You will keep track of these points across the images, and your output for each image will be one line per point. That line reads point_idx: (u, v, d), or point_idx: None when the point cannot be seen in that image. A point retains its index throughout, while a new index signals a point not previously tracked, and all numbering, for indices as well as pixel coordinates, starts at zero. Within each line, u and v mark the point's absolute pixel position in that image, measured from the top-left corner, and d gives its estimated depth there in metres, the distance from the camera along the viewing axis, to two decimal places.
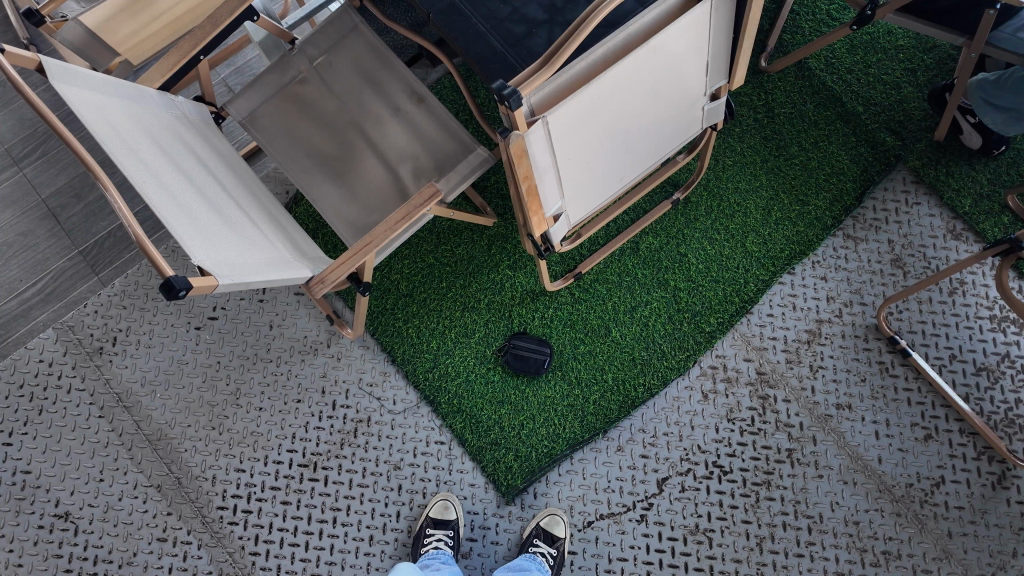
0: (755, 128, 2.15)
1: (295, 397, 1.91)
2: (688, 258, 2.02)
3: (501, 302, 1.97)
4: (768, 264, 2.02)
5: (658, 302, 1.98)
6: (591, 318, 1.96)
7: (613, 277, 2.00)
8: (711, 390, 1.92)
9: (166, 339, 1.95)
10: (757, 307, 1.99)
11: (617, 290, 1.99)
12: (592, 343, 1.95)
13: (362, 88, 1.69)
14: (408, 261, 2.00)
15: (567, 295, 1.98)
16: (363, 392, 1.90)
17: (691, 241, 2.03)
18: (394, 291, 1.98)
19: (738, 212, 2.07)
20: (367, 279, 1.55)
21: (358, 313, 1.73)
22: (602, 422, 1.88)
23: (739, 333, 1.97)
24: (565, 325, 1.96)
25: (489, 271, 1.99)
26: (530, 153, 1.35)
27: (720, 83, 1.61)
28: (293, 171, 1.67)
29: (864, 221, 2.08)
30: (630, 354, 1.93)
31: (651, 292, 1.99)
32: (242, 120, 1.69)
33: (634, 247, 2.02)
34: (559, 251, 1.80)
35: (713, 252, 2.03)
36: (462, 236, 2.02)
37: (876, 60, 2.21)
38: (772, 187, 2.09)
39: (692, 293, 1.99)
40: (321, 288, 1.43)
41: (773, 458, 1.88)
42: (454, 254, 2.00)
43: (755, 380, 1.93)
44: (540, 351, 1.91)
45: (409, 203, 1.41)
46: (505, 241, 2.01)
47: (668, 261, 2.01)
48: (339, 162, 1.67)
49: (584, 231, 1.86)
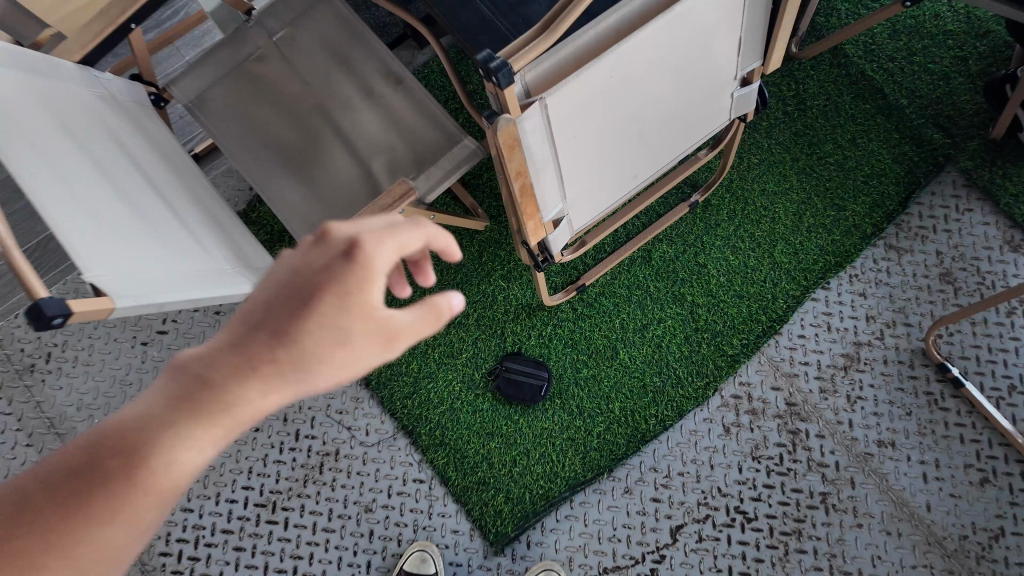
0: (785, 123, 1.90)
1: (253, 426, 1.65)
2: (707, 269, 1.76)
3: (493, 318, 1.72)
4: (799, 277, 1.76)
5: (673, 320, 1.72)
6: (595, 338, 1.71)
7: (621, 290, 1.74)
8: (734, 423, 1.66)
9: (108, 357, 1.70)
10: (787, 327, 1.73)
11: (626, 305, 1.73)
12: (595, 367, 1.69)
13: (330, 67, 1.44)
14: None
15: (568, 310, 1.73)
16: (331, 420, 1.65)
17: (712, 250, 1.78)
18: None
19: (766, 217, 1.81)
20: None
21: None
22: (607, 459, 1.62)
23: (766, 357, 1.71)
24: (564, 345, 1.71)
25: (478, 282, 1.74)
26: (525, 145, 1.09)
27: (753, 66, 1.36)
28: (246, 164, 1.42)
29: (908, 229, 1.82)
30: (641, 381, 1.68)
31: (664, 308, 1.73)
32: (188, 103, 1.44)
33: (645, 255, 1.77)
34: (559, 262, 1.53)
35: (737, 264, 1.77)
36: (449, 241, 1.77)
37: (921, 47, 1.95)
38: (803, 190, 1.85)
39: (711, 310, 1.73)
40: None
41: (804, 503, 1.62)
42: (439, 262, 1.76)
43: (784, 413, 1.68)
44: (535, 374, 1.66)
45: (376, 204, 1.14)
46: (497, 248, 1.76)
47: (685, 272, 1.76)
48: (302, 154, 1.42)
49: (588, 240, 1.58)
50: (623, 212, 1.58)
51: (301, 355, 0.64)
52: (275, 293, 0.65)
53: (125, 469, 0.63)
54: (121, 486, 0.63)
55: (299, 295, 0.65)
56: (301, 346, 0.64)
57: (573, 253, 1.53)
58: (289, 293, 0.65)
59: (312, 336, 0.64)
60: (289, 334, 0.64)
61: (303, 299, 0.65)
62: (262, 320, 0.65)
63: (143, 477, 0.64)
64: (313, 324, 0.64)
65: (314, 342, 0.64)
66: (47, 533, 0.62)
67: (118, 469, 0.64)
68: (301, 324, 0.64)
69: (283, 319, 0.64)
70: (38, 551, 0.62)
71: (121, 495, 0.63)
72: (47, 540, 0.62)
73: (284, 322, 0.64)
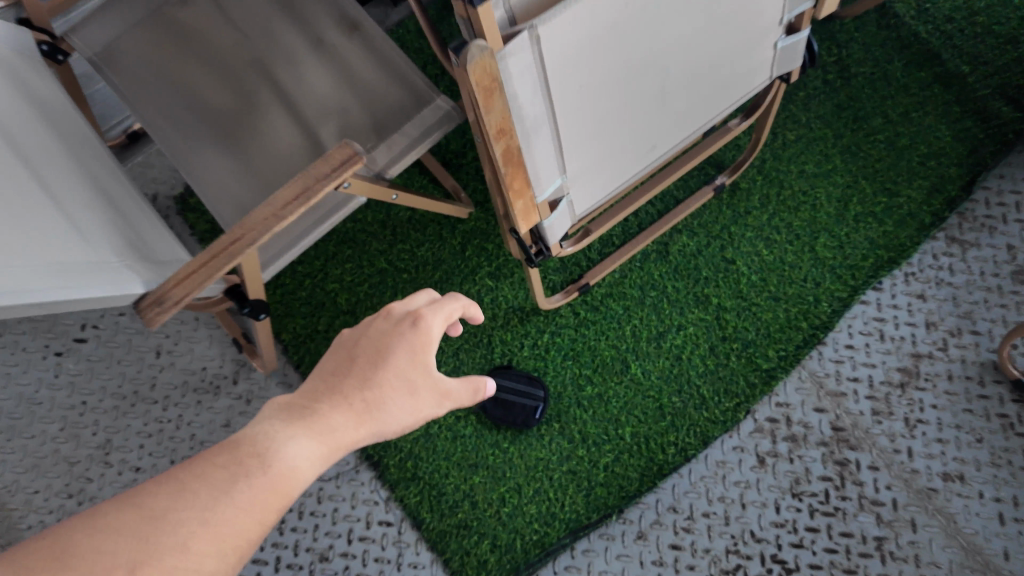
0: (825, 93, 1.61)
1: (187, 455, 1.37)
2: (736, 266, 1.48)
3: (477, 324, 1.44)
4: (844, 276, 1.48)
5: (695, 328, 1.43)
6: (601, 349, 1.42)
7: (632, 291, 1.45)
8: (769, 452, 1.38)
9: (15, 370, 1.41)
10: (832, 335, 1.46)
11: (638, 309, 1.44)
12: (602, 384, 1.40)
13: (270, 12, 1.15)
14: (350, 266, 1.47)
15: (568, 315, 1.44)
16: None
17: (742, 243, 1.49)
18: (330, 306, 1.44)
19: (805, 203, 1.53)
20: (255, 297, 0.99)
21: (266, 339, 1.20)
22: (616, 497, 1.33)
23: (807, 371, 1.43)
24: (564, 358, 1.42)
25: (462, 282, 1.46)
26: (508, 91, 0.78)
27: (805, 7, 1.07)
28: (164, 132, 1.12)
29: (973, 219, 1.53)
30: (656, 402, 1.39)
31: (684, 313, 1.44)
32: (95, 58, 1.15)
33: (661, 250, 1.48)
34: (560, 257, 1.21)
35: (771, 259, 1.48)
36: (426, 232, 1.49)
37: (984, 6, 1.66)
38: (848, 173, 1.56)
39: (739, 315, 1.44)
40: (157, 312, 0.81)
41: (856, 551, 1.33)
42: (414, 257, 1.48)
43: (829, 439, 1.40)
44: (529, 393, 1.37)
45: (306, 173, 0.82)
46: (484, 241, 1.48)
47: (709, 270, 1.47)
48: (234, 121, 1.12)
49: (595, 228, 1.23)
50: (638, 196, 1.27)
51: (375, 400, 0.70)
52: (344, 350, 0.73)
53: (239, 470, 0.61)
54: (233, 488, 0.60)
55: (378, 344, 0.73)
56: (376, 391, 0.70)
57: (575, 246, 1.21)
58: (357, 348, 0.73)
59: (382, 386, 0.71)
60: (363, 379, 0.71)
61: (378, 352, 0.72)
62: (328, 375, 0.71)
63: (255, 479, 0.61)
64: (392, 367, 0.71)
65: (387, 388, 0.71)
66: (158, 535, 0.55)
67: (236, 467, 0.61)
68: (375, 370, 0.71)
69: (352, 369, 0.71)
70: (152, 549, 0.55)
71: (242, 493, 0.60)
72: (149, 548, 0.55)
73: (361, 369, 0.71)
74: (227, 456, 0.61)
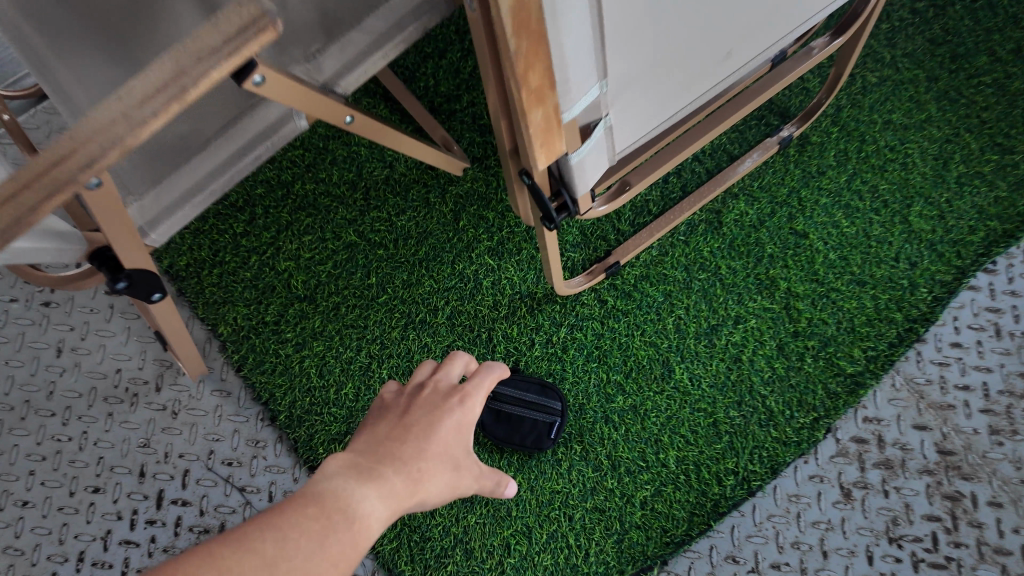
0: (915, 25, 1.27)
1: (91, 485, 1.04)
2: (808, 240, 1.16)
3: (474, 316, 1.11)
4: (948, 254, 1.15)
5: (757, 321, 1.11)
6: (635, 347, 1.09)
7: (674, 273, 1.12)
8: (857, 484, 1.05)
9: None
10: (935, 331, 1.12)
11: (682, 296, 1.11)
12: (636, 393, 1.07)
13: None
14: (311, 240, 1.14)
15: (592, 303, 1.11)
16: (217, 477, 1.05)
17: (814, 211, 1.18)
18: (283, 291, 1.11)
19: (893, 162, 1.20)
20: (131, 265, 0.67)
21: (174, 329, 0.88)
22: (657, 543, 1.01)
23: (904, 376, 1.10)
24: (587, 359, 1.09)
25: (454, 260, 1.13)
26: None
27: None
28: (18, 32, 0.78)
29: None
30: (709, 419, 1.06)
31: (743, 303, 1.11)
32: None
33: (711, 221, 1.16)
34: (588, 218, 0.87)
35: (852, 233, 1.17)
36: (408, 197, 1.16)
37: None
38: (946, 125, 1.22)
39: (812, 305, 1.12)
40: None
41: None
42: (393, 229, 1.14)
43: (936, 467, 1.06)
44: (539, 405, 1.05)
45: (186, 45, 0.49)
46: (483, 208, 1.15)
47: (772, 246, 1.15)
48: (125, 17, 0.78)
49: (635, 183, 0.88)
50: (695, 135, 0.90)
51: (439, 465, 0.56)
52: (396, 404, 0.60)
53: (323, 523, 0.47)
54: (318, 545, 0.46)
55: (439, 399, 0.60)
56: (439, 453, 0.57)
57: (610, 206, 0.87)
58: (413, 401, 0.60)
59: (442, 447, 0.57)
60: (423, 437, 0.56)
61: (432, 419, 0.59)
62: (377, 437, 0.57)
63: (344, 535, 0.48)
64: (454, 424, 0.59)
65: (451, 450, 0.58)
66: None
67: (316, 522, 0.47)
68: (439, 426, 0.58)
69: (409, 428, 0.57)
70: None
71: (332, 552, 0.46)
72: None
73: (422, 425, 0.58)
74: (312, 504, 0.48)
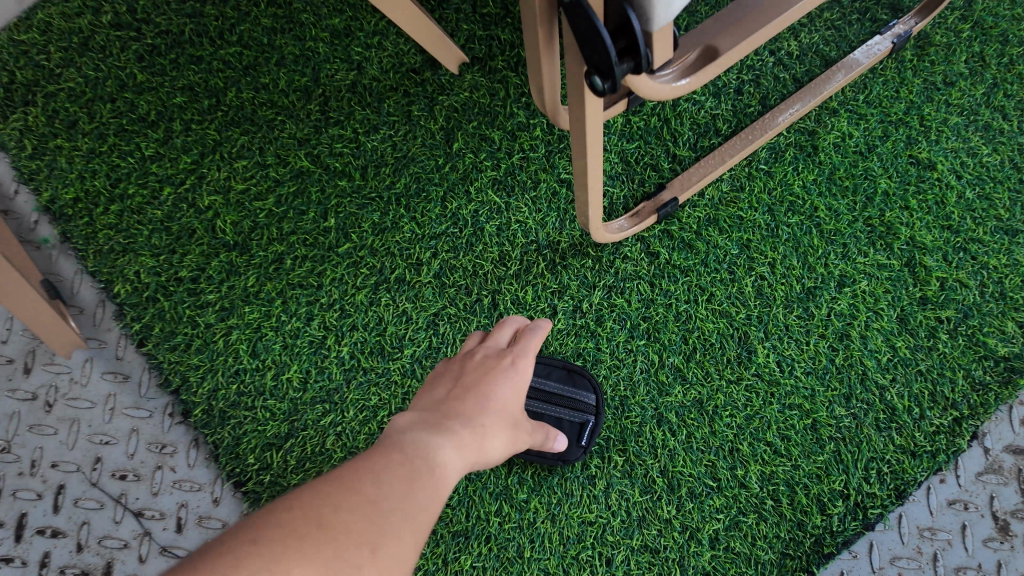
0: None
1: None
2: (935, 175, 0.84)
3: (473, 273, 0.79)
4: None
5: (869, 284, 0.79)
6: (699, 319, 0.78)
7: (753, 218, 0.81)
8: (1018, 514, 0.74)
9: None
10: None
11: (765, 249, 0.80)
12: (702, 384, 0.76)
13: None
14: (246, 167, 0.82)
15: (638, 257, 0.79)
16: (104, 497, 0.73)
17: (943, 136, 0.85)
18: (205, 237, 0.79)
19: None
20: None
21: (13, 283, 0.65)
22: None
23: None
24: (631, 335, 0.77)
25: (445, 197, 0.81)
26: None
27: None
28: None
29: None
30: (805, 419, 0.75)
31: (849, 258, 0.80)
32: None
33: (801, 147, 0.84)
34: (659, 97, 0.53)
35: (995, 164, 0.84)
36: (382, 109, 0.83)
37: None
38: None
39: (943, 262, 0.80)
40: None
41: None
42: (360, 153, 0.82)
43: None
44: (563, 399, 0.74)
45: None
46: (487, 126, 0.83)
47: (886, 184, 0.83)
48: None
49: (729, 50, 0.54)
50: None
51: (501, 420, 0.52)
52: (448, 370, 0.57)
53: (416, 467, 0.42)
54: (414, 486, 0.41)
55: (491, 363, 0.57)
56: (500, 409, 0.53)
57: (694, 80, 0.53)
58: (463, 367, 0.57)
59: (501, 406, 0.53)
60: (483, 396, 0.53)
61: (488, 379, 0.55)
62: (433, 400, 0.53)
63: (433, 483, 0.42)
64: (512, 384, 0.55)
65: (510, 407, 0.54)
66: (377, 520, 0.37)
67: (409, 467, 0.42)
68: (496, 384, 0.54)
69: (465, 389, 0.54)
70: (356, 543, 0.35)
71: (426, 497, 0.41)
72: (347, 545, 0.35)
73: (479, 385, 0.54)
74: (395, 451, 0.43)
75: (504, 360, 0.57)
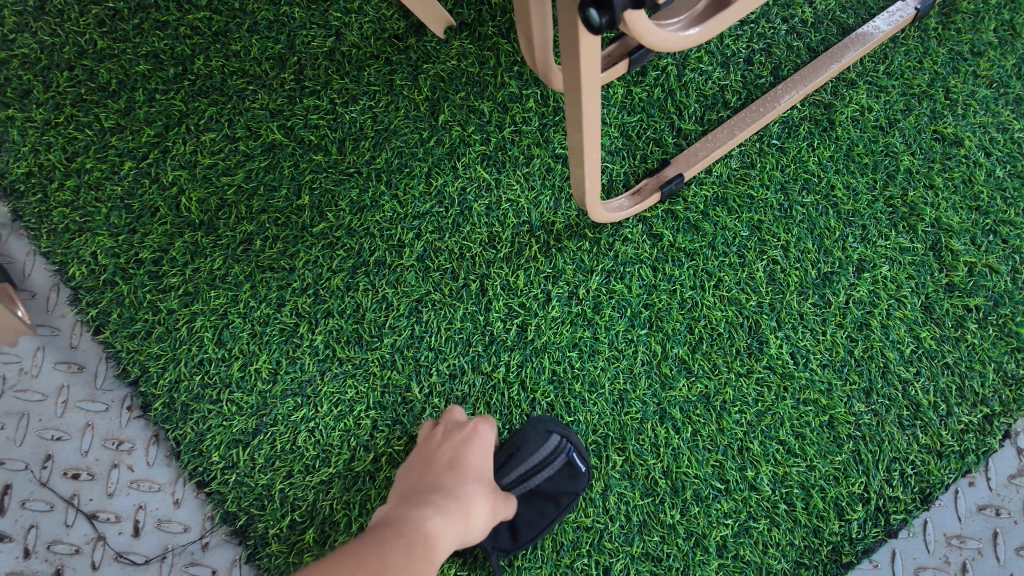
0: None
1: None
2: (962, 152, 0.77)
3: (460, 255, 0.73)
4: None
5: (894, 268, 0.73)
6: (706, 307, 0.71)
7: (766, 197, 0.74)
8: None
9: None
10: None
11: (778, 230, 0.73)
12: (710, 377, 0.69)
13: None
14: (214, 139, 0.75)
15: (640, 239, 0.73)
16: (53, 498, 0.67)
17: (971, 111, 0.78)
18: (169, 216, 0.73)
19: None
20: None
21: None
22: None
23: None
24: (632, 324, 0.71)
25: (430, 172, 0.75)
26: None
27: None
28: None
29: None
30: (822, 416, 0.69)
31: (870, 242, 0.73)
32: None
33: (817, 121, 0.77)
34: (663, 50, 0.45)
35: None
36: (362, 77, 0.77)
37: None
38: None
39: (971, 246, 0.74)
40: None
41: None
42: (339, 126, 0.75)
43: None
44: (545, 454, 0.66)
45: None
46: (477, 96, 0.76)
47: (911, 160, 0.76)
48: None
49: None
50: None
51: (478, 484, 0.58)
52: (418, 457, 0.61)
53: (409, 538, 0.48)
54: (413, 550, 0.47)
55: (456, 438, 0.62)
56: (476, 477, 0.59)
57: (706, 29, 0.45)
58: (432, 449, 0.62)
59: (476, 472, 0.59)
60: (456, 469, 0.58)
61: (458, 456, 0.60)
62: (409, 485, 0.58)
63: (427, 548, 0.48)
64: (481, 451, 0.61)
65: (483, 471, 0.60)
66: None
67: (401, 537, 0.48)
68: (465, 453, 0.60)
69: (438, 467, 0.59)
70: None
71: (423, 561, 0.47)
72: None
73: (449, 457, 0.60)
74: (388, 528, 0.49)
75: (471, 432, 0.62)
